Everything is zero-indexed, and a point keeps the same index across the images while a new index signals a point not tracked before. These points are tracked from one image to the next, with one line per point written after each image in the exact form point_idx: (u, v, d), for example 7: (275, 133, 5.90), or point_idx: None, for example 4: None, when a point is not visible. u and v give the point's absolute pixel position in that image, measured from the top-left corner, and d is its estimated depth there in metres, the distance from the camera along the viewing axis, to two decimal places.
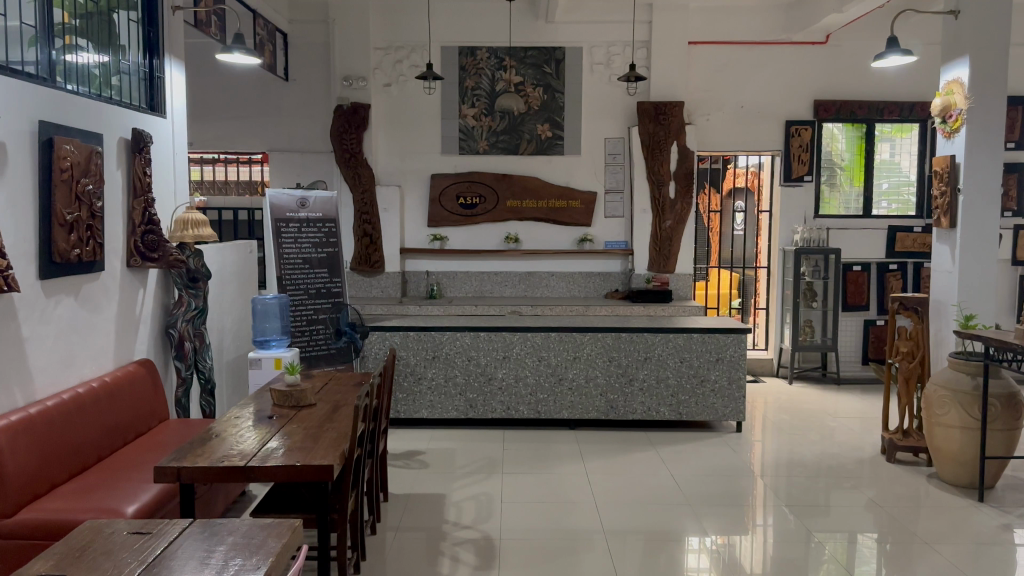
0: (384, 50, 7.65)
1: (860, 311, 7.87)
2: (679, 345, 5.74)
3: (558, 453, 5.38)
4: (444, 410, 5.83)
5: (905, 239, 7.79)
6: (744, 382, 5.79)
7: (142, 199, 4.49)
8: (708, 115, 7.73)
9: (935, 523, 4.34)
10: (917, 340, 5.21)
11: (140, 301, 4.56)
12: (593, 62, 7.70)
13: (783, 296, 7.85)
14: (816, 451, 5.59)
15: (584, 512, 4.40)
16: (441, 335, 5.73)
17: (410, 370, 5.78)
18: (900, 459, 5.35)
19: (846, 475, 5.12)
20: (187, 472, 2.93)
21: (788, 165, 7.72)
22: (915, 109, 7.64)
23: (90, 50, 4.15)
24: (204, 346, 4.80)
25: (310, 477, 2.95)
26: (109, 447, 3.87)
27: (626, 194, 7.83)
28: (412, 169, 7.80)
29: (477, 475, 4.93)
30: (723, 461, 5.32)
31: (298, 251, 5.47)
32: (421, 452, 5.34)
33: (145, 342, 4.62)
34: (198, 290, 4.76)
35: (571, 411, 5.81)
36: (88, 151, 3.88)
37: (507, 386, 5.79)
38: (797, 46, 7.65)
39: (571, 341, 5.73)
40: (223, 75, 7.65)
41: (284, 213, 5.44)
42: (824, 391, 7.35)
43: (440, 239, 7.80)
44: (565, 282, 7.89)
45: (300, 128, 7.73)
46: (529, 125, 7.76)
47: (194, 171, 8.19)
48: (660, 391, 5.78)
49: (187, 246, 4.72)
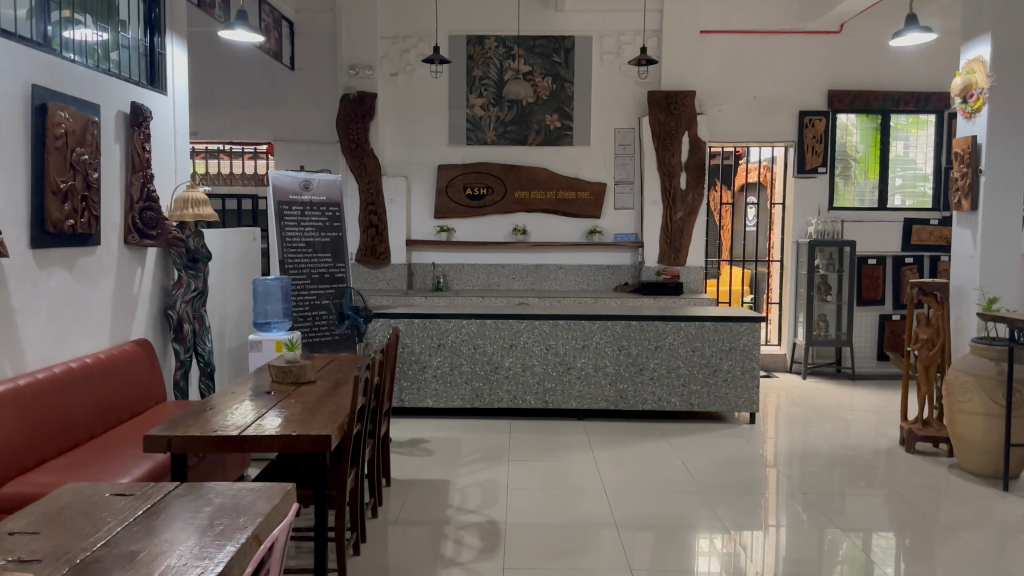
0: (392, 39, 7.55)
1: (875, 306, 7.71)
2: (691, 333, 5.58)
3: (566, 442, 5.24)
4: (449, 400, 5.69)
5: (922, 231, 7.60)
6: (758, 372, 5.63)
7: (140, 174, 4.38)
8: (720, 105, 7.61)
9: (958, 512, 4.18)
10: (936, 326, 5.04)
11: (139, 280, 4.45)
12: (602, 51, 7.59)
13: (797, 291, 7.69)
14: (832, 443, 5.43)
15: (593, 501, 4.25)
16: (447, 322, 5.60)
17: (414, 358, 5.65)
18: (919, 450, 5.18)
19: (864, 466, 4.95)
20: (179, 442, 2.81)
21: (802, 157, 7.57)
22: (931, 99, 7.50)
23: (89, 22, 4.05)
24: (204, 328, 4.69)
25: (307, 449, 2.82)
26: (102, 426, 3.75)
27: (635, 185, 7.69)
28: (418, 160, 7.70)
29: (483, 462, 4.79)
30: (737, 450, 5.17)
31: (301, 234, 5.35)
32: (426, 440, 5.20)
33: (143, 323, 4.51)
34: (198, 272, 4.65)
35: (580, 400, 5.66)
36: (84, 121, 3.78)
37: (514, 375, 5.65)
38: (811, 35, 7.52)
39: (580, 328, 5.59)
40: (229, 65, 7.58)
41: (286, 195, 5.32)
42: (839, 386, 7.18)
43: (446, 231, 7.69)
44: (573, 275, 7.76)
45: (305, 117, 7.64)
46: (537, 115, 7.65)
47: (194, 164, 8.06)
48: (671, 381, 5.63)
49: (187, 226, 4.58)
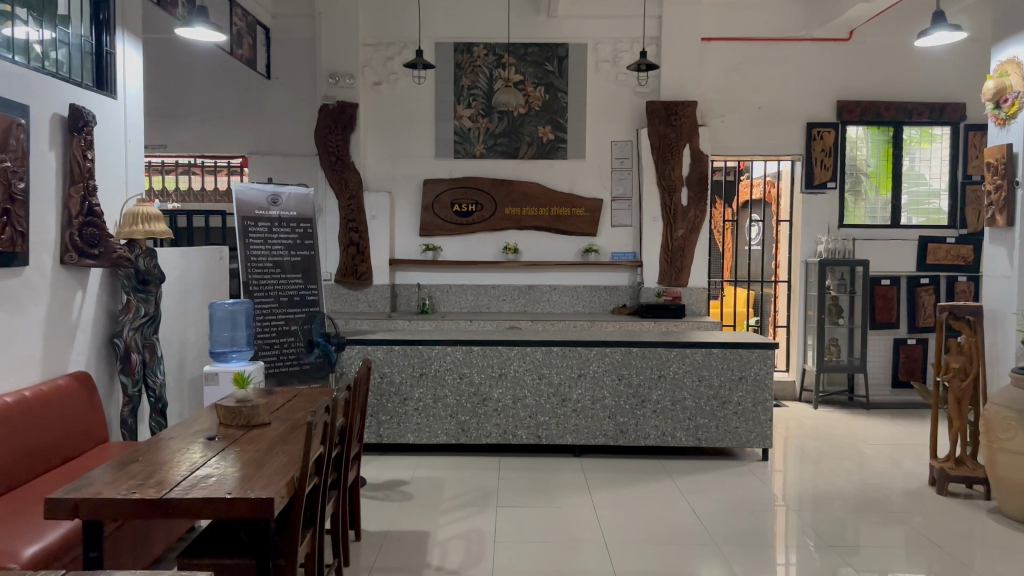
0: (374, 46, 7.12)
1: (889, 329, 7.22)
2: (697, 361, 5.09)
3: (561, 483, 4.72)
4: (432, 435, 5.17)
5: (937, 250, 7.15)
6: (771, 405, 5.13)
7: (81, 186, 3.87)
8: (722, 117, 7.18)
9: (1003, 565, 3.67)
10: (969, 354, 4.53)
11: (79, 304, 3.96)
12: (598, 59, 7.16)
13: (806, 314, 7.21)
14: (853, 482, 4.92)
15: (591, 553, 3.72)
16: (430, 349, 5.11)
17: (395, 389, 5.14)
18: (952, 491, 4.66)
19: (889, 508, 4.45)
20: (88, 505, 2.30)
21: (810, 171, 7.12)
22: (946, 110, 7.06)
23: (24, 16, 3.57)
24: (155, 358, 4.22)
25: (244, 515, 2.30)
26: (25, 475, 3.22)
27: (634, 202, 7.24)
28: (403, 174, 7.25)
29: (467, 508, 4.26)
30: (749, 491, 4.67)
31: (269, 254, 4.85)
32: (405, 481, 4.67)
33: (85, 353, 4.01)
34: (149, 295, 4.20)
35: (576, 436, 5.15)
36: (7, 123, 3.31)
37: (504, 408, 5.14)
38: (818, 42, 7.10)
39: (576, 355, 5.10)
40: (201, 73, 7.14)
41: (252, 210, 4.80)
42: (853, 416, 6.68)
43: (433, 249, 7.22)
44: (569, 297, 7.28)
45: (283, 130, 7.18)
46: (528, 127, 7.20)
47: (146, 179, 7.51)
48: (676, 414, 5.12)
49: (136, 244, 4.16)
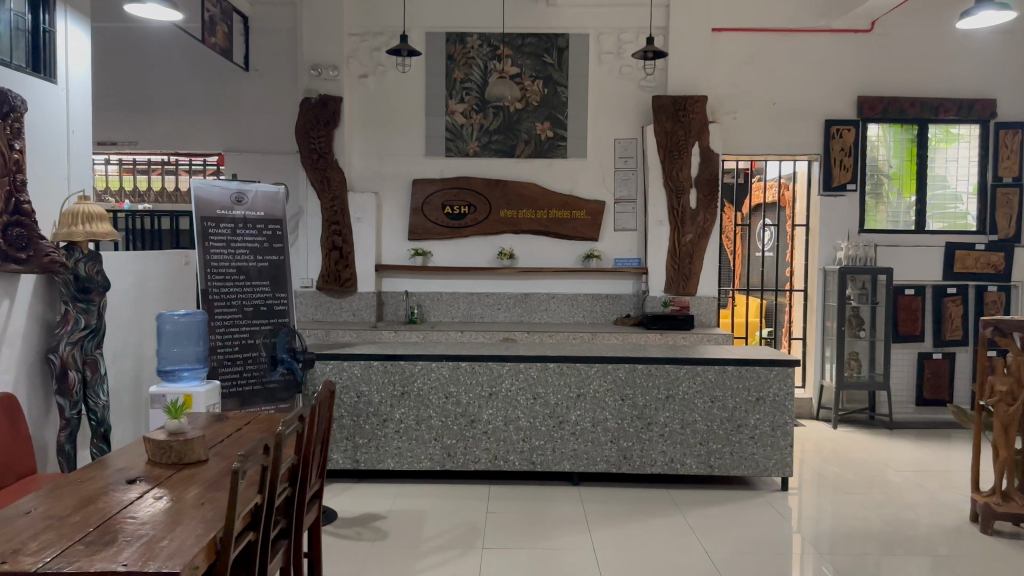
0: (360, 36, 6.62)
1: (914, 342, 6.70)
2: (709, 381, 4.59)
3: (557, 518, 4.20)
4: (415, 460, 4.66)
5: (966, 258, 6.64)
6: (792, 429, 4.61)
7: (6, 179, 3.35)
8: (734, 113, 6.68)
9: None
10: (1018, 375, 4.04)
11: (5, 316, 3.46)
12: (601, 51, 6.68)
13: (824, 325, 6.70)
14: (884, 515, 4.39)
15: None
16: (413, 365, 4.61)
17: (373, 410, 4.63)
18: (999, 529, 4.12)
19: (927, 546, 3.91)
20: None
21: (828, 172, 6.62)
22: (975, 107, 6.56)
23: None
24: (97, 377, 3.75)
25: None
26: None
27: (639, 204, 6.75)
28: (391, 174, 6.76)
29: (449, 550, 3.74)
30: (768, 528, 4.14)
31: (232, 258, 4.36)
32: (382, 515, 4.16)
33: (11, 371, 3.51)
34: (90, 305, 3.72)
35: (574, 462, 4.64)
36: None
37: (494, 431, 4.63)
38: (838, 34, 6.60)
39: (575, 373, 4.60)
40: (175, 64, 6.66)
41: (214, 210, 4.32)
42: (876, 438, 6.16)
43: (422, 254, 6.70)
44: (568, 305, 6.77)
45: (263, 126, 6.70)
46: (525, 123, 6.71)
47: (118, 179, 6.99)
48: (686, 438, 4.61)
49: (76, 248, 3.68)
